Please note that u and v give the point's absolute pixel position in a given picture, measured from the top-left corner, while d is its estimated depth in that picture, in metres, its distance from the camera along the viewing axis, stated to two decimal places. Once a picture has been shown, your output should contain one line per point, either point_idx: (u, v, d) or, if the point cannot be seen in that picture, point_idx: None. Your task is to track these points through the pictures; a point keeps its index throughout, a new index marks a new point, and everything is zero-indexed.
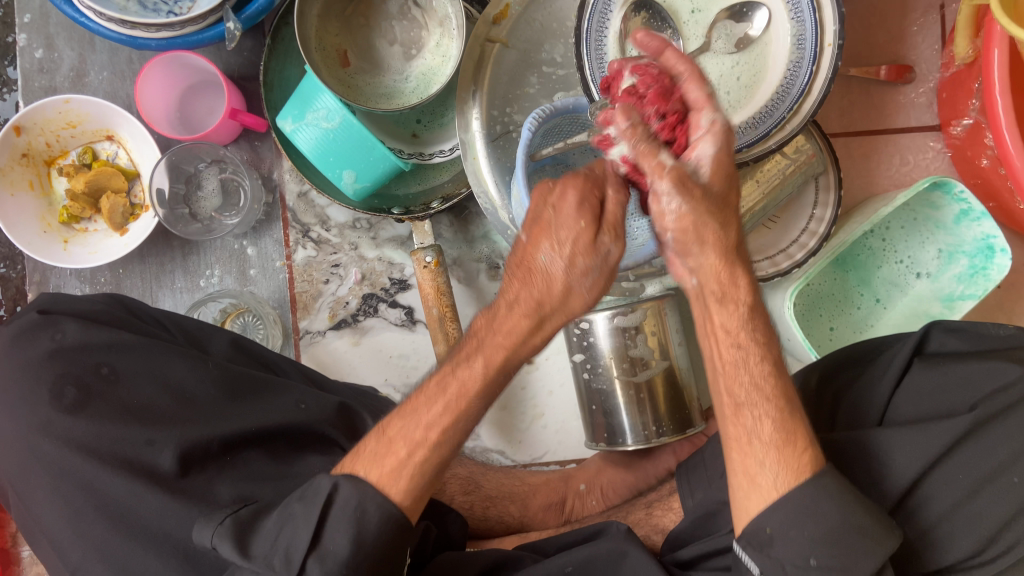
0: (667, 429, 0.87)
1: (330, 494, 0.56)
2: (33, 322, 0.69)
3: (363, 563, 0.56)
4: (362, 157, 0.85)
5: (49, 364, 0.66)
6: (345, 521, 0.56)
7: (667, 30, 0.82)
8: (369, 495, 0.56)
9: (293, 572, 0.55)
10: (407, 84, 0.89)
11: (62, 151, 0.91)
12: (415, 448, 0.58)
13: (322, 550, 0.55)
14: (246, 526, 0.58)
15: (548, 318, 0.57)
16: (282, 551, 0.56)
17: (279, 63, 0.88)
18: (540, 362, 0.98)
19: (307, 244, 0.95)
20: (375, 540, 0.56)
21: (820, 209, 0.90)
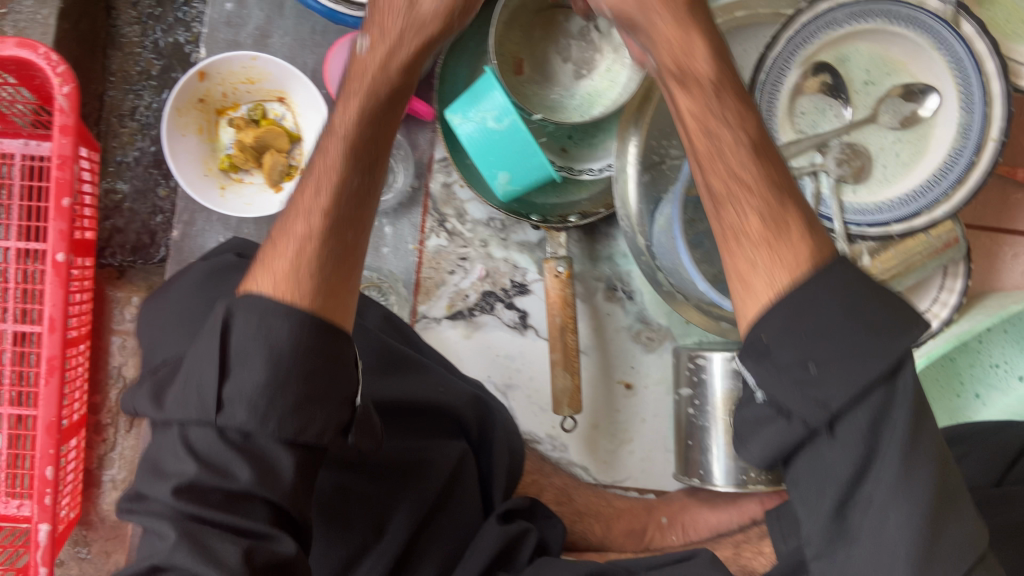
0: (763, 479, 0.87)
1: (225, 322, 0.55)
2: (228, 262, 0.74)
3: (294, 383, 0.53)
4: (521, 161, 0.89)
5: None
6: (218, 341, 0.54)
7: (839, 98, 0.85)
8: (270, 312, 0.54)
9: (211, 409, 0.53)
10: (571, 101, 0.92)
11: (235, 103, 0.94)
12: (304, 243, 0.58)
13: (231, 385, 0.53)
14: (164, 384, 0.58)
15: (370, 128, 0.64)
16: (195, 393, 0.54)
17: (455, 61, 0.93)
18: (638, 390, 1.00)
19: (441, 233, 0.99)
20: (275, 374, 0.53)
21: (946, 293, 0.91)
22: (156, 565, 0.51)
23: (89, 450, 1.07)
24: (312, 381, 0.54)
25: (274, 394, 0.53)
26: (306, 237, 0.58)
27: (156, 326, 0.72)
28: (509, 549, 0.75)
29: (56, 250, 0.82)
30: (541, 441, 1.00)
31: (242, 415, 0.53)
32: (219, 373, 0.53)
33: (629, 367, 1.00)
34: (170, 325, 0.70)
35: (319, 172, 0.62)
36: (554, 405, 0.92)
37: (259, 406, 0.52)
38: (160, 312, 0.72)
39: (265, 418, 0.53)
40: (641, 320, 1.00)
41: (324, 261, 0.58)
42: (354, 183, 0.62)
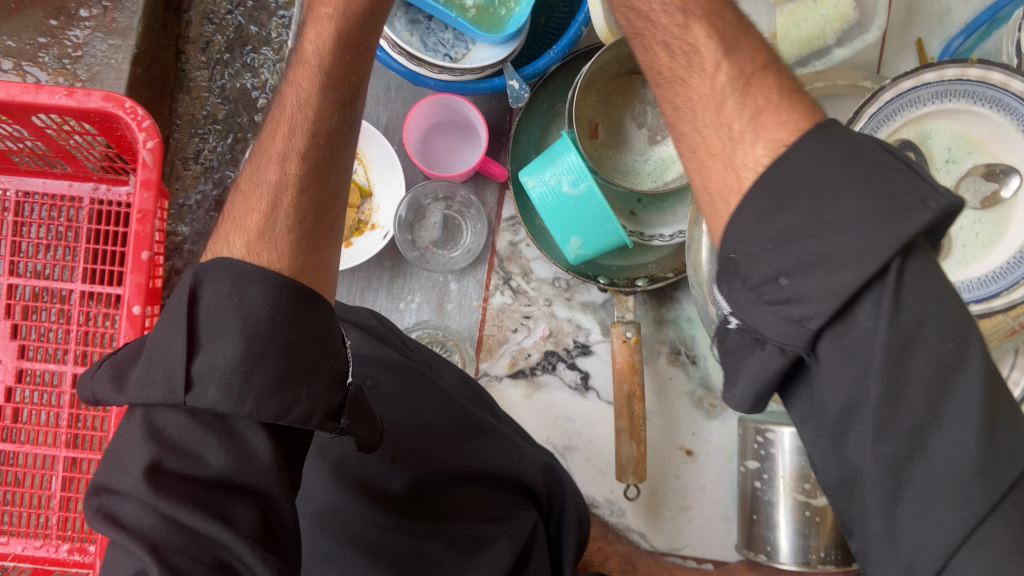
0: (832, 559, 0.83)
1: (194, 290, 0.53)
2: None
3: (269, 356, 0.51)
4: (594, 226, 0.88)
5: None
6: (209, 314, 0.52)
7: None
8: (247, 279, 0.53)
9: (179, 387, 0.50)
10: (645, 166, 0.92)
11: None
12: (279, 192, 0.59)
13: (203, 356, 0.51)
14: (126, 368, 0.56)
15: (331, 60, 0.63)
16: (161, 369, 0.51)
17: (528, 122, 0.93)
18: (699, 457, 0.99)
19: (506, 291, 0.98)
20: (263, 338, 0.51)
21: None
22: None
23: None
24: (277, 356, 0.51)
25: (244, 374, 0.50)
26: (278, 184, 0.59)
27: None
28: None
29: (133, 303, 0.82)
30: (600, 505, 0.99)
31: (215, 394, 0.50)
32: (187, 349, 0.51)
33: (689, 433, 0.99)
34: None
35: (290, 107, 0.63)
36: (619, 473, 0.90)
37: (232, 391, 0.49)
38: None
39: (245, 394, 0.50)
40: (704, 386, 0.99)
41: (295, 211, 0.59)
42: (329, 114, 0.63)
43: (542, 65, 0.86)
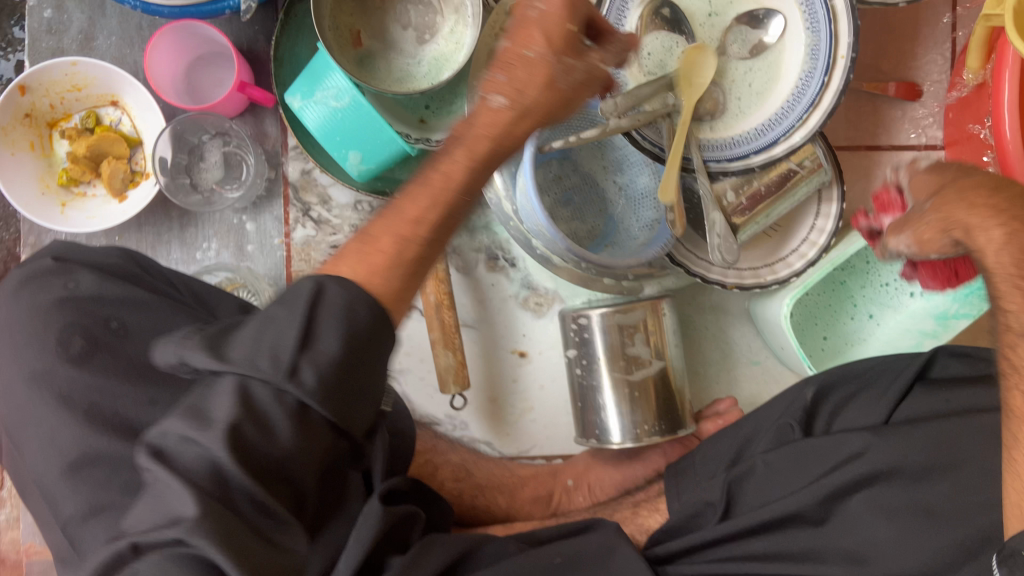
0: (657, 430, 0.86)
1: (315, 291, 0.49)
2: (46, 268, 0.71)
3: (349, 364, 0.48)
4: (371, 138, 0.85)
5: (60, 312, 0.68)
6: (334, 317, 0.48)
7: (683, 33, 0.83)
8: (358, 298, 0.50)
9: (281, 372, 0.46)
10: (419, 69, 0.89)
11: (65, 113, 0.89)
12: (405, 245, 0.53)
13: (313, 351, 0.47)
14: (219, 337, 0.49)
15: (533, 110, 0.53)
16: (267, 350, 0.47)
17: (290, 41, 0.88)
18: (533, 356, 0.98)
19: (307, 222, 0.94)
20: (364, 340, 0.49)
21: (821, 220, 0.90)
22: (180, 540, 0.44)
23: None
24: (359, 376, 0.49)
25: (341, 375, 0.48)
26: (405, 237, 0.53)
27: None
28: (399, 533, 0.72)
29: None
30: (441, 422, 0.97)
31: (313, 383, 0.47)
32: (297, 340, 0.47)
33: (519, 335, 0.98)
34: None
35: (433, 179, 0.54)
36: (441, 385, 0.89)
37: (328, 392, 0.47)
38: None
39: (328, 398, 0.47)
40: (527, 287, 0.97)
41: (420, 268, 0.54)
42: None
43: None
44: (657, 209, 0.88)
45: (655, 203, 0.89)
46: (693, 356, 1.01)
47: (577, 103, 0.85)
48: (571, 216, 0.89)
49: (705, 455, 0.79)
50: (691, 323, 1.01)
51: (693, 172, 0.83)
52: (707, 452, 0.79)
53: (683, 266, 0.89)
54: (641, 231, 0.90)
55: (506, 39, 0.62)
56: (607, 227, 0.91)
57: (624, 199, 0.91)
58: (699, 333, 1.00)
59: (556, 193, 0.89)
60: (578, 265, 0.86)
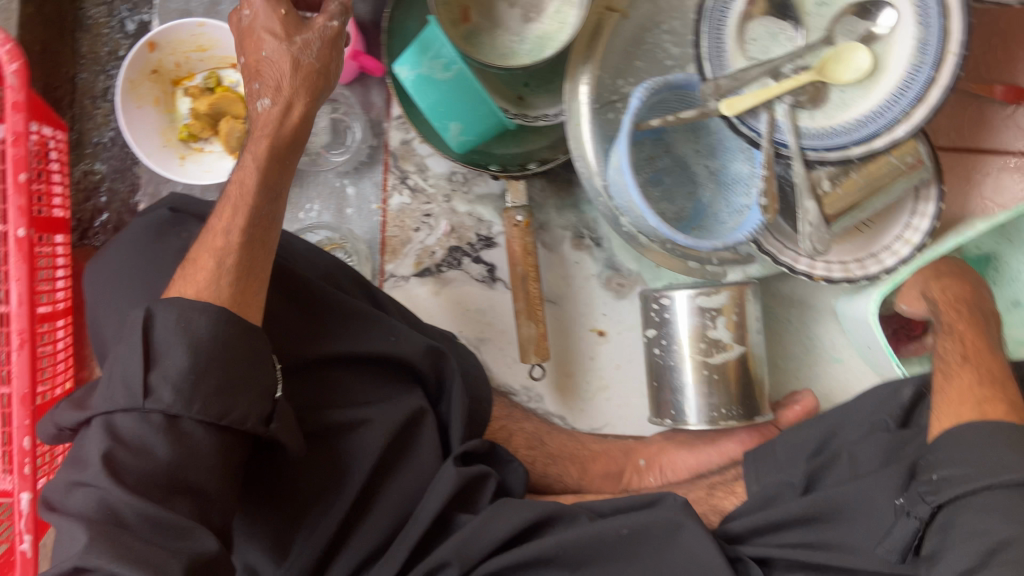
0: (736, 413, 0.87)
1: (146, 323, 0.55)
2: (164, 219, 0.73)
3: (207, 365, 0.55)
4: (472, 109, 0.88)
5: (174, 261, 0.69)
6: (172, 331, 0.55)
7: (789, 20, 0.85)
8: (192, 307, 0.56)
9: (137, 395, 0.54)
10: (522, 46, 0.91)
11: (189, 73, 0.95)
12: (222, 257, 0.60)
13: (160, 367, 0.54)
14: (84, 397, 0.58)
15: (298, 99, 0.65)
16: (121, 382, 0.54)
17: (404, 15, 0.92)
18: (611, 336, 1.00)
19: (404, 190, 0.99)
20: (213, 342, 0.56)
21: (917, 219, 0.89)
22: (78, 568, 0.48)
23: None
24: (222, 367, 0.56)
25: (197, 378, 0.55)
26: (224, 247, 0.60)
27: (96, 288, 0.71)
28: (470, 492, 0.76)
29: (18, 227, 0.84)
30: (517, 393, 0.99)
31: (171, 394, 0.54)
32: (143, 364, 0.54)
33: (599, 314, 1.00)
34: (113, 282, 0.70)
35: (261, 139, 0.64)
36: (522, 354, 0.92)
37: (182, 389, 0.54)
38: (99, 271, 0.72)
39: (191, 403, 0.54)
40: (611, 267, 0.99)
41: (246, 263, 0.61)
42: (273, 196, 0.64)
43: None
44: (750, 197, 0.87)
45: (749, 188, 0.88)
46: (775, 350, 1.02)
47: (671, 83, 0.86)
48: (660, 197, 0.89)
49: (788, 442, 0.81)
50: (776, 319, 1.02)
51: (788, 158, 0.84)
52: (788, 438, 0.81)
53: (771, 254, 0.90)
54: (730, 217, 0.89)
55: (282, 55, 0.63)
56: (696, 210, 0.91)
57: (716, 181, 0.91)
58: (783, 327, 1.01)
59: (647, 173, 0.89)
60: (663, 246, 0.87)
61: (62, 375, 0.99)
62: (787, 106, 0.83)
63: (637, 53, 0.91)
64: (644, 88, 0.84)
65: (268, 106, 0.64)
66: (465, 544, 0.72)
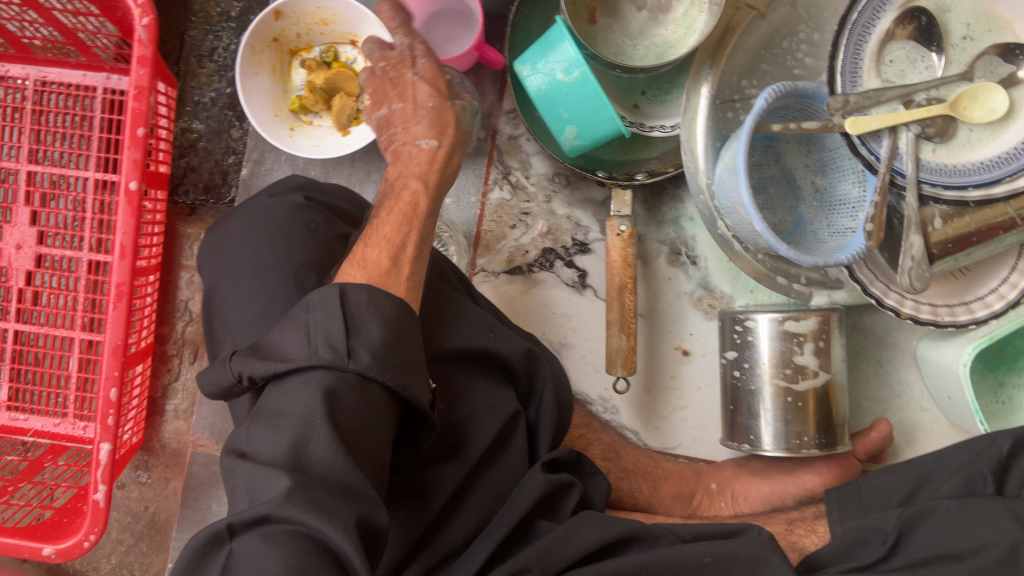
0: (814, 443, 0.85)
1: (341, 298, 0.56)
2: (297, 202, 0.71)
3: (394, 344, 0.56)
4: (591, 115, 0.86)
5: (302, 246, 0.67)
6: (371, 312, 0.56)
7: (932, 46, 0.81)
8: (377, 293, 0.58)
9: (342, 355, 0.54)
10: (636, 51, 0.90)
11: (308, 45, 0.95)
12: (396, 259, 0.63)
13: (359, 336, 0.55)
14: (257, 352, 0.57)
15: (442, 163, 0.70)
16: (323, 341, 0.54)
17: (529, 10, 0.91)
18: (696, 356, 0.98)
19: (505, 186, 0.98)
20: (398, 326, 0.58)
21: (1018, 274, 0.86)
22: (269, 517, 0.46)
23: (152, 379, 1.08)
24: (405, 344, 0.58)
25: (388, 350, 0.56)
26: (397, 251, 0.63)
27: (216, 263, 0.70)
28: (552, 499, 0.74)
29: (130, 179, 0.84)
30: (593, 402, 0.98)
31: (369, 361, 0.54)
32: (347, 329, 0.54)
33: (686, 333, 0.98)
34: (235, 260, 0.68)
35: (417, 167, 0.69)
36: (608, 366, 0.90)
37: (381, 354, 0.55)
38: (221, 246, 0.70)
39: (383, 370, 0.55)
40: (704, 286, 0.98)
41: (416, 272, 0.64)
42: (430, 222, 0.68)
43: None
44: (853, 219, 0.85)
45: (856, 212, 0.85)
46: (858, 390, 0.97)
47: (798, 93, 0.82)
48: (762, 206, 0.89)
49: (875, 485, 0.78)
50: (863, 356, 0.97)
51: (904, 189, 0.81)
52: (876, 482, 0.78)
53: (864, 285, 0.87)
54: (832, 238, 0.87)
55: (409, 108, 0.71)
56: (794, 224, 0.90)
57: (821, 201, 0.89)
58: (870, 367, 0.97)
59: (754, 178, 0.89)
60: (755, 254, 0.87)
61: (144, 328, 1.00)
62: (913, 135, 0.80)
63: (766, 57, 0.87)
64: (772, 90, 0.80)
65: (436, 146, 0.70)
66: (547, 553, 0.69)
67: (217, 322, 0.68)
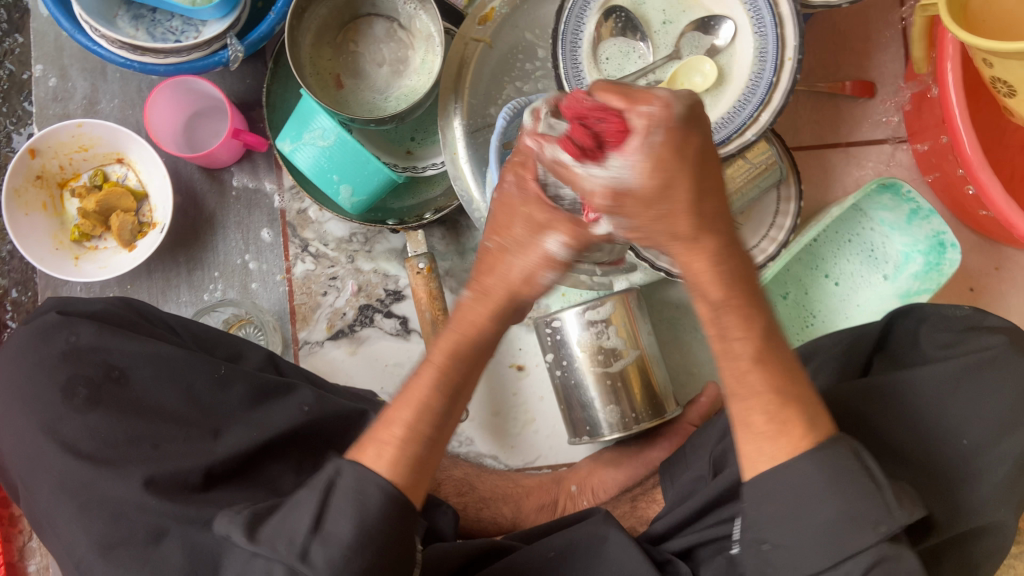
0: (644, 416, 0.90)
1: (333, 480, 0.58)
2: (52, 322, 0.73)
3: (366, 545, 0.56)
4: (358, 171, 0.88)
5: (63, 364, 0.71)
6: (347, 503, 0.57)
7: (637, 36, 0.90)
8: (369, 477, 0.58)
9: (294, 555, 0.55)
10: (387, 103, 0.94)
11: (74, 174, 0.96)
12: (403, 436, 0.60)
13: (323, 533, 0.56)
14: (261, 517, 0.59)
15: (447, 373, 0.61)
16: (285, 536, 0.56)
17: (281, 87, 0.94)
18: (530, 369, 1.01)
19: (306, 258, 0.99)
20: (377, 522, 0.57)
21: (781, 217, 0.96)
22: None
23: (6, 544, 1.01)
24: (377, 544, 0.56)
25: (349, 555, 0.55)
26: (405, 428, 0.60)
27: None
28: None
29: None
30: (447, 439, 1.00)
31: (323, 564, 0.55)
32: (311, 524, 0.56)
33: (516, 350, 1.01)
34: (4, 398, 0.71)
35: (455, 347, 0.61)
36: None
37: None
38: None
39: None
40: None
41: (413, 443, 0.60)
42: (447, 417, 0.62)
43: (266, 28, 0.87)
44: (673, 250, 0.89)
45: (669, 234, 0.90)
46: (685, 358, 1.02)
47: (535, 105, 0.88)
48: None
49: (696, 444, 0.82)
50: (680, 326, 1.02)
51: None
52: (697, 441, 0.82)
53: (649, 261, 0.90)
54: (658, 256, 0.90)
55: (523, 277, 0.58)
56: None
57: None
58: (688, 334, 1.02)
59: None
60: None
61: None
62: None
63: (506, 79, 0.94)
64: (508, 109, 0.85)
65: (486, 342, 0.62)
66: None
67: (3, 457, 0.71)
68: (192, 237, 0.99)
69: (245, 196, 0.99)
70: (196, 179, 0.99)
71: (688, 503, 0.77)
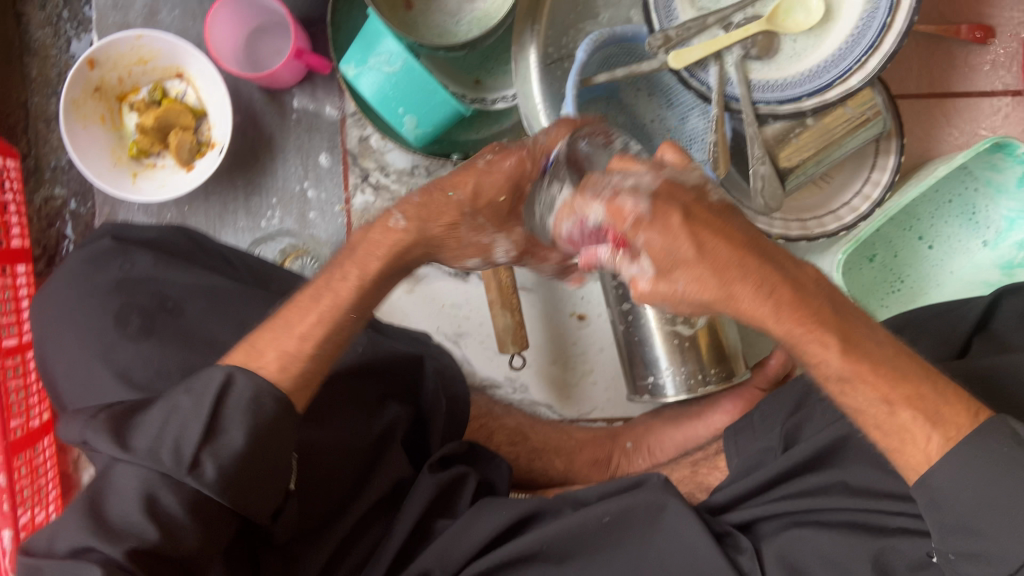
0: (712, 377, 0.85)
1: (220, 388, 0.57)
2: (106, 248, 0.72)
3: (257, 455, 0.56)
4: (424, 100, 0.83)
5: (117, 293, 0.69)
6: (240, 412, 0.57)
7: None
8: (264, 389, 0.58)
9: (182, 467, 0.54)
10: (459, 28, 0.88)
11: (133, 87, 0.93)
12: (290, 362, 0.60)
13: (215, 444, 0.55)
14: (124, 421, 0.58)
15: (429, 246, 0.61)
16: (168, 444, 0.55)
17: (347, 7, 0.88)
18: (591, 319, 0.97)
19: (366, 189, 0.95)
20: (268, 427, 0.57)
21: (878, 172, 0.87)
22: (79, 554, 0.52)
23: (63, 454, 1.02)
24: (263, 456, 0.57)
25: (242, 463, 0.56)
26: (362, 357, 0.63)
27: (42, 327, 0.71)
28: (445, 497, 0.73)
29: None
30: (501, 385, 0.97)
31: (213, 476, 0.55)
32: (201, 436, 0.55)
33: (578, 298, 0.97)
34: (57, 324, 0.69)
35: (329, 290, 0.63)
36: (500, 345, 0.89)
37: (226, 489, 0.55)
38: (45, 304, 0.71)
39: (228, 488, 0.55)
40: None
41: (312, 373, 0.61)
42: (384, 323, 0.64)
43: None
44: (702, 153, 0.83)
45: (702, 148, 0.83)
46: None
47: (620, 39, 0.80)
48: None
49: (764, 414, 0.76)
50: None
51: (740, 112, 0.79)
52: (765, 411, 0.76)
53: None
54: None
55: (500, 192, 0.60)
56: None
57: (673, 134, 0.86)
58: None
59: None
60: None
61: (36, 406, 0.96)
62: (737, 57, 0.78)
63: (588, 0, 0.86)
64: (588, 43, 0.78)
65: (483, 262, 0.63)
66: (445, 551, 0.69)
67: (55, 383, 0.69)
68: (250, 159, 0.95)
69: (306, 119, 0.95)
70: (256, 100, 0.95)
71: (754, 476, 0.73)
